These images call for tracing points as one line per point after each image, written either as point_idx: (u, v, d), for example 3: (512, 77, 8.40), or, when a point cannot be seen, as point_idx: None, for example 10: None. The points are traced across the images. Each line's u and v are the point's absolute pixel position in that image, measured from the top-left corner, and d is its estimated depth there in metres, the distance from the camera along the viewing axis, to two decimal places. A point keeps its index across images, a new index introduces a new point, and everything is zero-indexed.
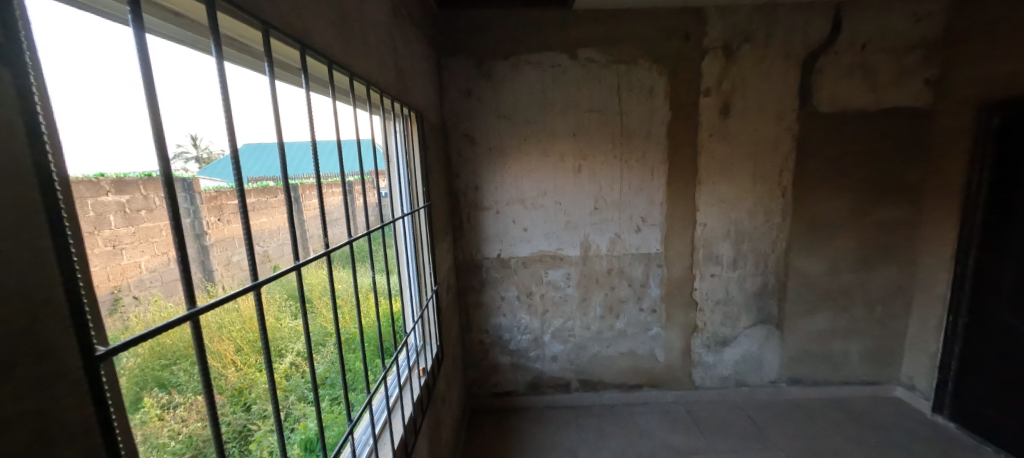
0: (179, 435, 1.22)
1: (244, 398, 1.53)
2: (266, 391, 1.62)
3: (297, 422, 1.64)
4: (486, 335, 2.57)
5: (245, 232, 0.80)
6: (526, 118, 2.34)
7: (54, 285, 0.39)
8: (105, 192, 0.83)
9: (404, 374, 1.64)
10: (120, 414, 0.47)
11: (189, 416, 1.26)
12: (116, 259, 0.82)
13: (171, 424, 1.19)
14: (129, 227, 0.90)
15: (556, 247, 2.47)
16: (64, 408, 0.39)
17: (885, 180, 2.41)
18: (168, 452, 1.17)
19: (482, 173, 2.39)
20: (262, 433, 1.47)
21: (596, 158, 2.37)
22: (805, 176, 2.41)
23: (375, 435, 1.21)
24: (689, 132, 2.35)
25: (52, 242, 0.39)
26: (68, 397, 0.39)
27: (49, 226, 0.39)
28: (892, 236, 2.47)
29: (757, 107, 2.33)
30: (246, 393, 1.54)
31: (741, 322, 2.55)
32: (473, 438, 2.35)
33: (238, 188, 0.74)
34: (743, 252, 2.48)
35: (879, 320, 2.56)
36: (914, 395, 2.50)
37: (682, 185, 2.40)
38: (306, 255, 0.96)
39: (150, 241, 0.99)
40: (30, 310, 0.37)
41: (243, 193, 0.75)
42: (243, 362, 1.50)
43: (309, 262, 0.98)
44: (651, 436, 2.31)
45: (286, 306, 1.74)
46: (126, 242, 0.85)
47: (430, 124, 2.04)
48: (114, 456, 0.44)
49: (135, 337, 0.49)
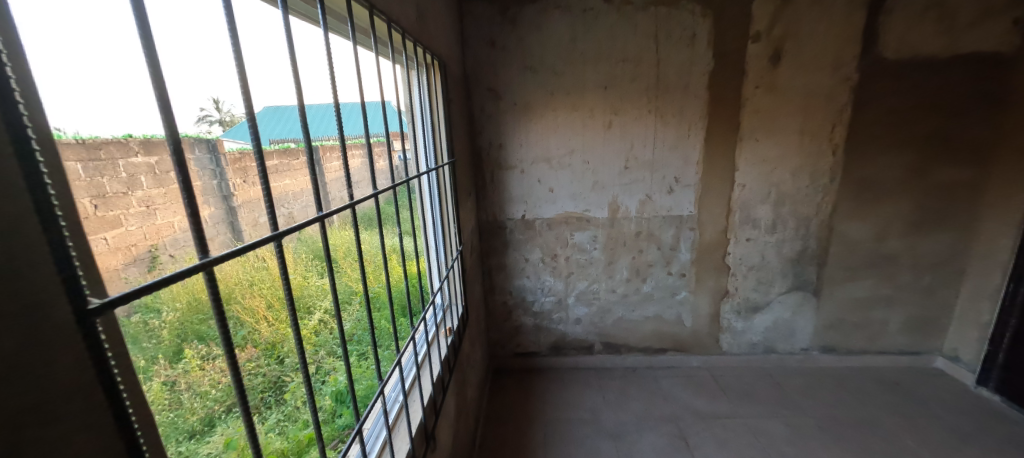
0: (220, 383, 1.23)
1: (278, 352, 1.54)
2: (298, 345, 1.62)
3: (327, 375, 1.67)
4: (510, 297, 2.56)
5: (260, 180, 0.67)
6: (553, 70, 2.17)
7: (33, 231, 0.33)
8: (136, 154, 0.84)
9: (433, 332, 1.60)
10: (130, 375, 0.44)
11: (227, 367, 1.26)
12: (150, 219, 0.81)
13: (211, 374, 1.19)
14: (161, 188, 0.88)
15: (582, 209, 2.37)
16: (59, 367, 0.36)
17: (954, 137, 2.16)
18: (212, 399, 1.17)
19: (505, 131, 2.27)
20: (293, 386, 1.52)
21: (629, 112, 2.21)
22: (860, 132, 2.19)
23: (404, 391, 1.19)
24: (733, 83, 2.14)
25: (26, 181, 0.33)
26: (66, 355, 0.36)
27: (20, 162, 0.33)
28: (953, 200, 2.25)
29: (813, 55, 2.09)
30: (279, 347, 1.55)
31: (775, 288, 2.45)
32: (497, 396, 2.40)
33: (255, 147, 0.63)
34: (783, 216, 2.33)
35: (927, 290, 2.40)
36: (957, 366, 2.39)
37: (721, 142, 2.23)
38: (331, 209, 0.90)
39: (182, 202, 0.94)
40: (9, 254, 0.32)
41: (261, 154, 0.64)
42: (274, 319, 1.52)
43: (333, 214, 0.91)
44: (674, 400, 2.30)
45: (314, 265, 1.69)
46: (159, 203, 0.84)
47: (452, 76, 1.91)
48: (124, 415, 0.41)
49: (134, 290, 0.44)
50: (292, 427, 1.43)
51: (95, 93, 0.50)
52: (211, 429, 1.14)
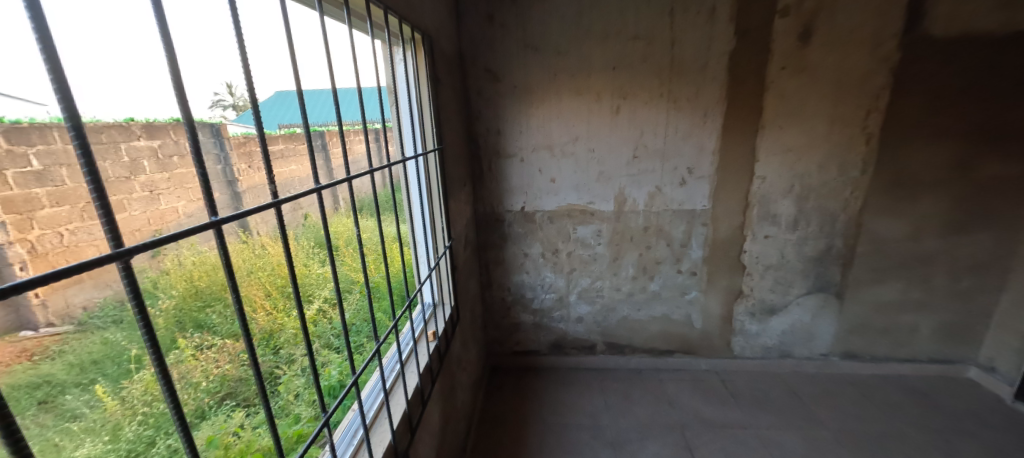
0: (212, 374, 1.15)
1: (274, 342, 1.44)
2: (297, 335, 1.52)
3: (324, 368, 1.53)
4: (508, 293, 2.42)
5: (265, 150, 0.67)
6: (557, 48, 1.99)
7: None
8: (137, 137, 1.09)
9: (406, 349, 1.43)
10: None
11: (223, 357, 1.18)
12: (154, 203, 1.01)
13: (206, 364, 1.13)
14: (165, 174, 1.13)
15: (586, 202, 2.21)
16: None
17: (1007, 125, 1.93)
18: (202, 392, 1.11)
19: (504, 116, 2.10)
20: (289, 377, 1.36)
21: (639, 96, 2.02)
22: (898, 120, 1.96)
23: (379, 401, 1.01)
24: (757, 64, 1.93)
25: None
26: None
27: None
28: (1000, 196, 2.02)
29: (849, 31, 1.86)
30: (276, 336, 1.45)
31: (794, 289, 2.27)
32: (493, 396, 2.29)
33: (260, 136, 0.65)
34: (806, 211, 2.13)
35: (963, 294, 2.19)
36: (993, 378, 2.19)
37: (740, 129, 2.03)
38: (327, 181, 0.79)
39: (186, 186, 1.18)
40: None
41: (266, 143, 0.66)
42: (273, 307, 1.43)
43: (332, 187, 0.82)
44: (681, 406, 2.15)
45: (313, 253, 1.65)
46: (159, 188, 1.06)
47: (444, 54, 1.74)
48: None
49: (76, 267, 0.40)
50: (283, 423, 1.24)
51: (87, 79, 0.59)
52: (201, 422, 1.07)
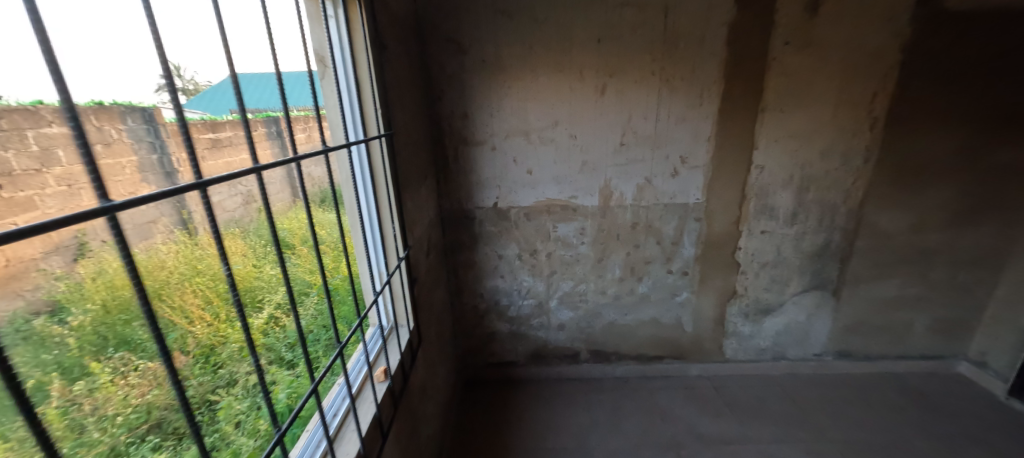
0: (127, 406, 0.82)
1: (215, 358, 1.05)
2: (242, 349, 1.13)
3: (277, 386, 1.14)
4: (481, 300, 2.14)
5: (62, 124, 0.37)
6: (533, 16, 1.68)
7: None
8: (48, 123, 0.82)
9: (354, 390, 1.08)
10: None
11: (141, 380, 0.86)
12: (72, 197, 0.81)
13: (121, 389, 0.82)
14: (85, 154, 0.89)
15: (567, 196, 1.94)
16: None
17: (1014, 110, 1.79)
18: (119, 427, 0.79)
19: (472, 97, 1.79)
20: (224, 405, 0.96)
21: (628, 74, 1.75)
22: (905, 103, 1.79)
23: None
24: (761, 37, 1.69)
25: None
26: None
27: None
28: (1002, 185, 1.90)
29: (861, 2, 1.65)
30: (218, 351, 1.06)
31: (789, 288, 2.10)
32: (466, 418, 2.02)
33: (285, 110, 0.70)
34: (806, 203, 1.95)
35: (958, 288, 2.09)
36: (984, 373, 2.12)
37: (740, 112, 1.80)
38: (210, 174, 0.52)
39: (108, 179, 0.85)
40: None
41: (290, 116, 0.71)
42: (213, 317, 1.07)
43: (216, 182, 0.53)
44: (673, 420, 1.96)
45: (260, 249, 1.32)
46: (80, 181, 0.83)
47: (394, 16, 1.40)
48: None
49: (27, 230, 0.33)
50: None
51: None
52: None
